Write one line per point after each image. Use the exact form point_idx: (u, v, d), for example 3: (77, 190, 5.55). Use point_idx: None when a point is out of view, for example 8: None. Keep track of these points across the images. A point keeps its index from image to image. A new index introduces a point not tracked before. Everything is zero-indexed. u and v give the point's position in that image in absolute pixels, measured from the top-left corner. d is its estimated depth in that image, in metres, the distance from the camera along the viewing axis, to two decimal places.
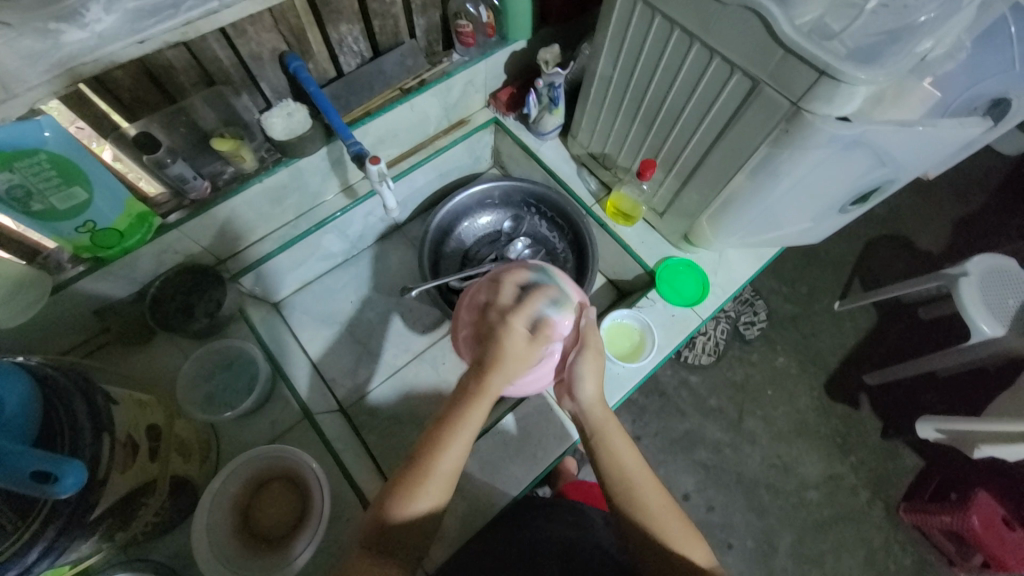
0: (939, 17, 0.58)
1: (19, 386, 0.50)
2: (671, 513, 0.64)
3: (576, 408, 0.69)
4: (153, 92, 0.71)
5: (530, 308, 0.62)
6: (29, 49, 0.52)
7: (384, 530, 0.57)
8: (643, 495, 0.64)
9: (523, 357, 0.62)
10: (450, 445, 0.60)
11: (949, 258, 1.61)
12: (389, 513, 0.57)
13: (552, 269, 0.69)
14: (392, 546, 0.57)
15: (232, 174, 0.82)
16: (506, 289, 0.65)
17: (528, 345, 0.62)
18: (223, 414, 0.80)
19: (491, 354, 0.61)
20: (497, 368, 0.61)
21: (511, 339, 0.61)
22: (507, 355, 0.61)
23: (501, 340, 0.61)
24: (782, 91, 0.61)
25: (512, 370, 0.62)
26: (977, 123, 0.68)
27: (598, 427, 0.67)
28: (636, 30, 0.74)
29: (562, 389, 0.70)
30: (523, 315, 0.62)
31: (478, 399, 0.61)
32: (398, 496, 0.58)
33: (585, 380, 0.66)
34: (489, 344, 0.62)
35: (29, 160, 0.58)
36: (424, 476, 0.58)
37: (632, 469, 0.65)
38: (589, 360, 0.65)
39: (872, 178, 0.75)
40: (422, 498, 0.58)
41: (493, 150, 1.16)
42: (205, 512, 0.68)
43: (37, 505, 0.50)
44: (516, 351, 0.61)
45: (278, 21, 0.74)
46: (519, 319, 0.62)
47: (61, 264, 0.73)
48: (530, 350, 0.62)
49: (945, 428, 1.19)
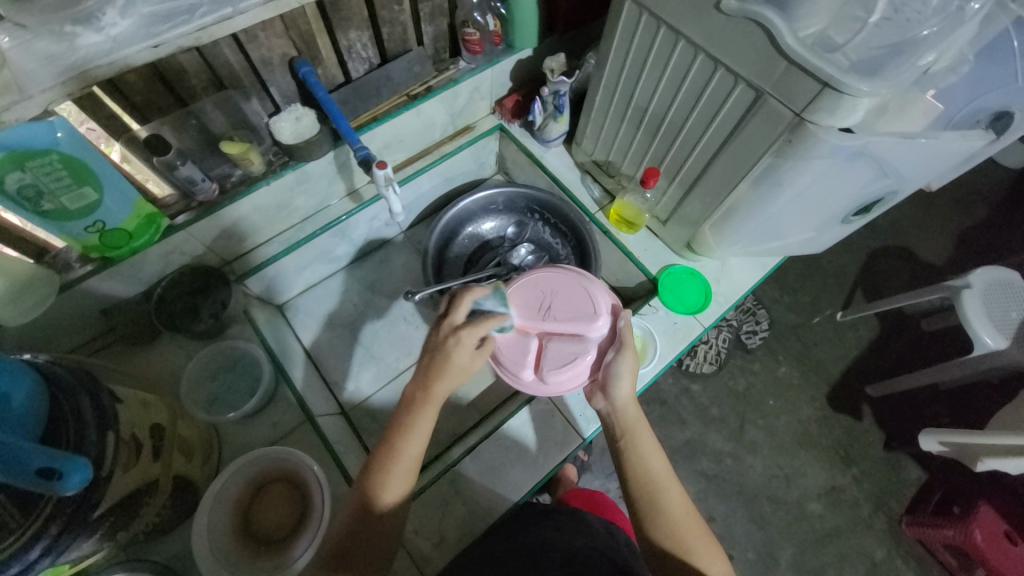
0: (942, 31, 0.59)
1: (27, 385, 0.50)
2: (692, 519, 0.64)
3: (608, 407, 0.71)
4: (164, 95, 0.72)
5: (482, 327, 0.65)
6: (44, 51, 0.53)
7: (363, 521, 0.59)
8: (665, 499, 0.64)
9: (468, 370, 0.65)
10: (412, 434, 0.62)
11: (951, 270, 1.61)
12: (365, 503, 0.59)
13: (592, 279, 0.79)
14: (371, 537, 0.59)
15: (239, 177, 0.82)
16: (459, 308, 0.67)
17: (473, 357, 0.65)
18: (226, 415, 0.80)
19: (438, 361, 0.64)
20: (442, 375, 0.63)
21: (458, 351, 0.64)
22: (454, 364, 0.63)
23: (450, 353, 0.63)
24: (785, 103, 0.61)
25: (456, 380, 0.64)
26: (979, 136, 0.68)
27: (630, 427, 0.69)
28: (641, 41, 0.75)
29: (593, 388, 0.73)
30: (473, 332, 0.65)
31: (425, 409, 0.63)
32: (375, 481, 0.60)
33: (623, 379, 0.69)
34: (436, 354, 0.65)
35: (41, 160, 0.59)
36: (391, 458, 0.61)
37: (657, 473, 0.66)
38: (628, 359, 0.70)
39: (875, 188, 0.75)
40: (390, 485, 0.60)
41: (498, 157, 1.17)
42: (206, 512, 0.68)
43: (40, 502, 0.50)
44: (462, 360, 0.64)
45: (288, 27, 0.76)
46: (469, 335, 0.65)
47: (68, 264, 0.73)
48: (474, 364, 0.65)
49: (948, 441, 1.18)
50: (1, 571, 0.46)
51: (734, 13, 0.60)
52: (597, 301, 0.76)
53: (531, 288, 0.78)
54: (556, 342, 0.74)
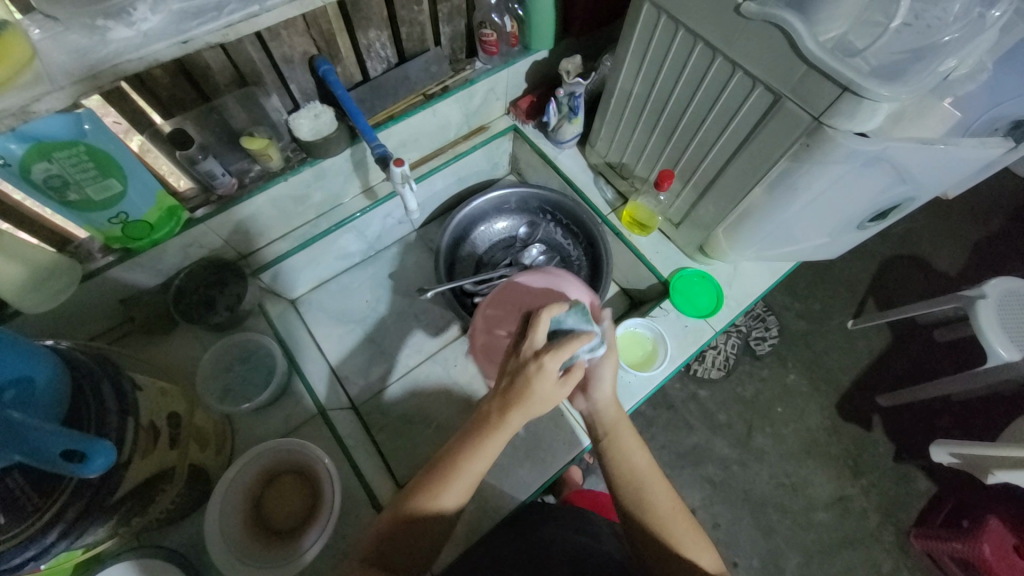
0: (963, 37, 0.59)
1: (51, 372, 0.51)
2: (681, 515, 0.64)
3: (590, 407, 0.71)
4: (187, 90, 0.73)
5: (567, 351, 0.57)
6: (77, 45, 0.54)
7: (406, 528, 0.57)
8: (653, 495, 0.64)
9: (549, 398, 0.58)
10: (477, 455, 0.59)
11: (966, 280, 1.59)
12: (406, 512, 0.58)
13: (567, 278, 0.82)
14: (413, 542, 0.57)
15: (258, 172, 0.84)
16: (539, 326, 0.59)
17: (555, 386, 0.58)
18: (239, 406, 0.81)
19: (517, 393, 0.58)
20: (522, 408, 0.58)
21: (537, 386, 0.57)
22: (534, 397, 0.57)
23: (532, 383, 0.57)
24: (804, 106, 0.61)
25: (537, 410, 0.59)
26: (999, 144, 0.67)
27: (610, 427, 0.69)
28: (659, 43, 0.75)
29: (577, 388, 0.72)
30: (559, 359, 0.57)
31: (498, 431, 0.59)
32: (422, 494, 0.59)
33: (603, 380, 0.69)
34: (519, 381, 0.58)
35: (68, 151, 0.60)
36: (452, 473, 0.59)
37: (641, 469, 0.66)
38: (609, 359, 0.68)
39: (892, 195, 0.75)
40: (447, 493, 0.59)
41: (510, 157, 1.18)
42: (220, 499, 0.69)
43: (60, 484, 0.51)
44: (545, 393, 0.57)
45: (310, 26, 0.77)
46: (553, 362, 0.57)
47: (91, 254, 0.75)
48: (556, 396, 0.59)
49: (959, 453, 1.17)
50: (19, 553, 0.48)
51: (753, 16, 0.60)
52: (570, 295, 0.78)
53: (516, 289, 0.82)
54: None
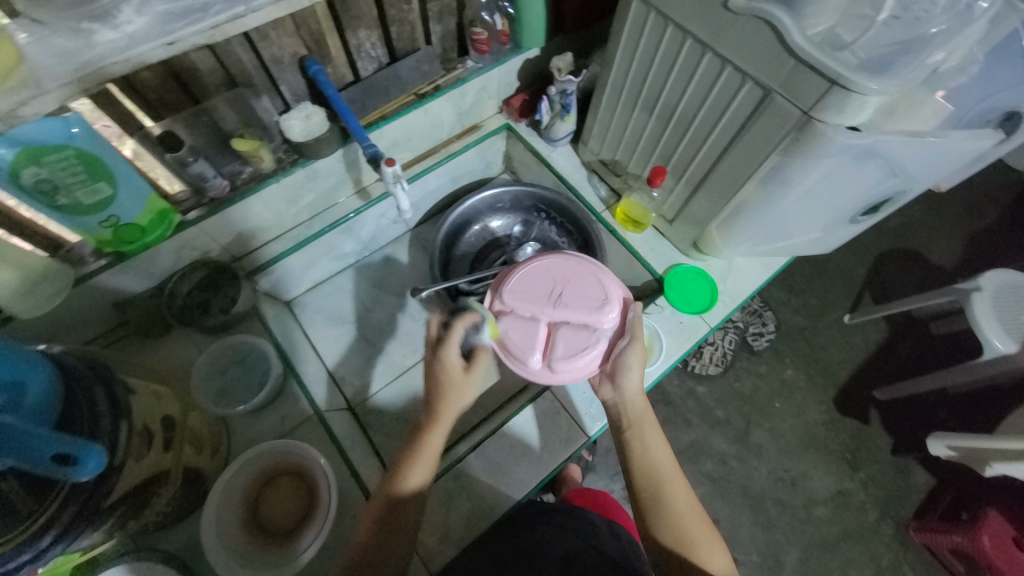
0: (952, 27, 0.59)
1: (43, 376, 0.51)
2: (696, 513, 0.65)
3: (615, 397, 0.71)
4: (177, 92, 0.73)
5: (455, 337, 0.68)
6: (62, 47, 0.54)
7: (390, 508, 0.63)
8: (671, 492, 0.65)
9: (463, 382, 0.68)
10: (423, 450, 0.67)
11: (962, 273, 1.60)
12: (391, 494, 0.64)
13: (602, 265, 0.75)
14: (396, 528, 0.62)
15: (250, 174, 0.83)
16: (433, 326, 0.72)
17: (463, 371, 0.68)
18: (235, 408, 0.81)
19: (433, 385, 0.68)
20: (441, 396, 0.68)
21: (443, 371, 0.68)
22: (446, 383, 0.68)
23: (440, 373, 0.68)
24: (793, 101, 0.61)
25: (454, 396, 0.68)
26: (989, 135, 0.68)
27: (636, 418, 0.70)
28: (649, 40, 0.75)
29: (601, 377, 0.72)
30: (450, 344, 0.68)
31: (436, 422, 0.68)
32: (395, 474, 0.65)
33: (630, 370, 0.68)
34: (432, 377, 0.69)
35: (57, 155, 0.60)
36: (415, 458, 0.66)
37: (660, 463, 0.67)
38: (638, 351, 0.68)
39: (884, 188, 0.75)
40: (413, 472, 0.65)
41: (504, 156, 1.18)
42: (215, 504, 0.69)
43: (53, 488, 0.51)
44: (451, 376, 0.68)
45: (299, 26, 0.77)
46: (449, 350, 0.68)
47: (83, 258, 0.75)
48: (467, 379, 0.68)
49: (956, 445, 1.17)
50: (13, 557, 0.47)
51: (742, 11, 0.60)
52: (608, 289, 0.72)
53: (544, 273, 0.74)
54: (566, 328, 0.69)
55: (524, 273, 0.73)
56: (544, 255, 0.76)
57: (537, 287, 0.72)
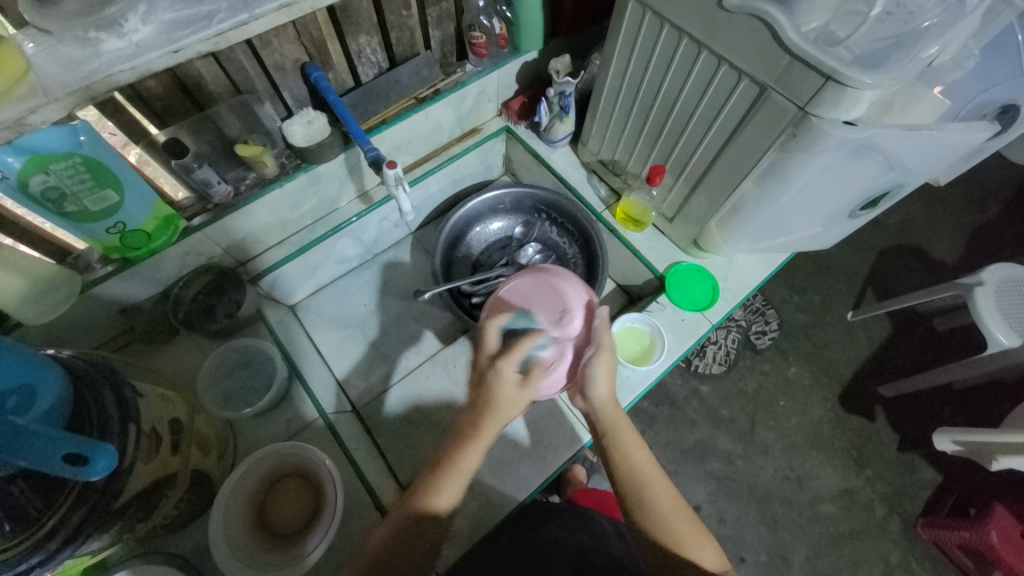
0: (945, 21, 0.60)
1: (52, 379, 0.52)
2: (682, 513, 0.64)
3: (588, 407, 0.69)
4: (182, 100, 0.74)
5: (518, 352, 0.60)
6: (69, 57, 0.55)
7: (417, 522, 0.61)
8: (654, 496, 0.65)
9: (515, 402, 0.60)
10: (462, 458, 0.62)
11: (964, 268, 1.59)
12: (416, 508, 0.61)
13: (558, 271, 0.72)
14: (417, 540, 0.60)
15: (253, 179, 0.85)
16: (488, 334, 0.64)
17: (518, 388, 0.60)
18: (240, 411, 0.81)
19: (484, 399, 0.60)
20: (492, 412, 0.60)
21: (499, 386, 0.59)
22: (500, 400, 0.60)
23: (492, 386, 0.59)
24: (789, 96, 0.62)
25: (506, 414, 0.60)
26: (985, 127, 0.68)
27: (610, 425, 0.68)
28: (646, 40, 0.76)
29: (573, 390, 0.70)
30: (510, 360, 0.60)
31: (475, 442, 0.61)
32: (422, 493, 0.61)
33: (598, 380, 0.67)
34: (482, 390, 0.61)
35: (65, 163, 0.61)
36: (445, 473, 0.61)
37: (642, 468, 0.66)
38: (604, 360, 0.65)
39: (882, 181, 0.75)
40: (442, 492, 0.61)
41: (504, 158, 1.19)
42: (222, 504, 0.69)
43: (64, 491, 0.52)
44: (506, 394, 0.60)
45: (300, 33, 0.78)
46: (508, 365, 0.60)
47: (90, 264, 0.76)
48: (522, 396, 0.60)
49: (962, 440, 1.17)
50: (22, 562, 0.48)
51: (736, 9, 0.61)
52: (566, 299, 0.69)
53: (504, 293, 0.72)
54: None
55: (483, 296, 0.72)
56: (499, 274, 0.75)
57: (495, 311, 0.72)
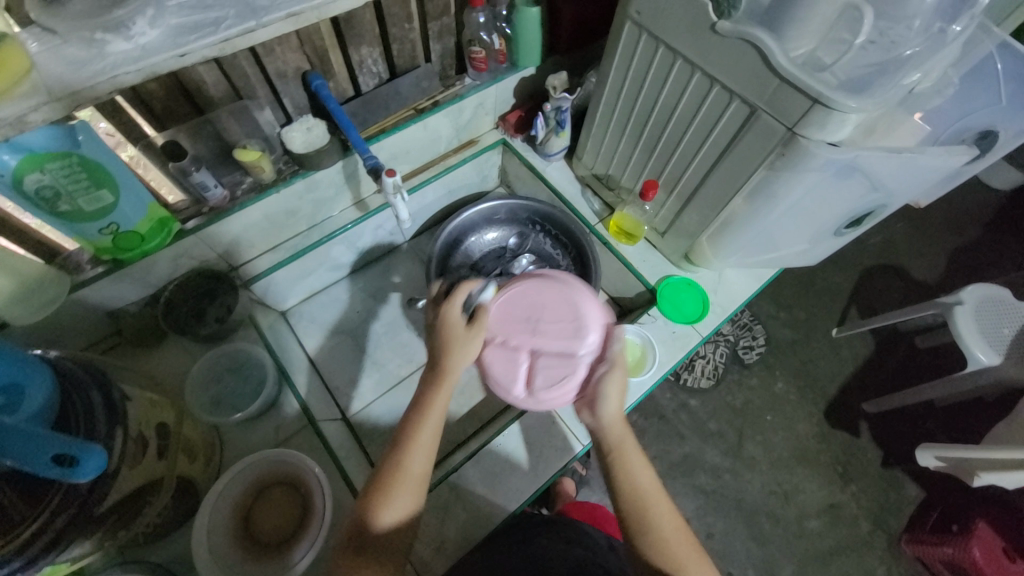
0: (924, 51, 0.63)
1: (41, 378, 0.51)
2: (683, 536, 0.63)
3: (595, 423, 0.71)
4: (182, 104, 0.74)
5: (463, 294, 0.69)
6: (73, 56, 0.55)
7: (363, 543, 0.57)
8: (656, 517, 0.63)
9: (468, 340, 0.67)
10: (413, 453, 0.61)
11: (944, 288, 1.64)
12: (369, 523, 0.57)
13: (579, 287, 0.76)
14: (377, 552, 0.57)
15: (250, 184, 0.85)
16: (435, 290, 0.73)
17: (466, 331, 0.67)
18: (228, 417, 0.80)
19: (440, 345, 0.66)
20: (449, 354, 0.65)
21: (449, 325, 0.67)
22: (453, 341, 0.66)
23: (445, 328, 0.67)
24: (778, 117, 0.64)
25: (462, 356, 0.66)
26: (963, 151, 0.71)
27: (617, 443, 0.68)
28: (641, 59, 0.79)
29: (581, 403, 0.72)
30: (458, 299, 0.69)
31: (429, 415, 0.63)
32: (374, 501, 0.58)
33: (608, 399, 0.69)
34: (435, 339, 0.67)
35: (61, 162, 0.61)
36: (399, 477, 0.60)
37: (644, 488, 0.65)
38: (617, 378, 0.69)
39: (865, 201, 0.78)
40: (394, 502, 0.59)
41: (500, 170, 1.21)
42: (208, 511, 0.68)
43: (48, 494, 0.51)
44: (456, 334, 0.66)
45: (303, 42, 0.79)
46: (455, 306, 0.68)
47: (80, 265, 0.75)
48: (471, 333, 0.67)
49: (945, 456, 1.19)
50: (2, 564, 0.46)
51: (728, 33, 0.63)
52: (585, 313, 0.74)
53: (523, 298, 0.76)
54: (544, 358, 0.73)
55: (510, 296, 0.76)
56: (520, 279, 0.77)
57: (512, 313, 0.74)
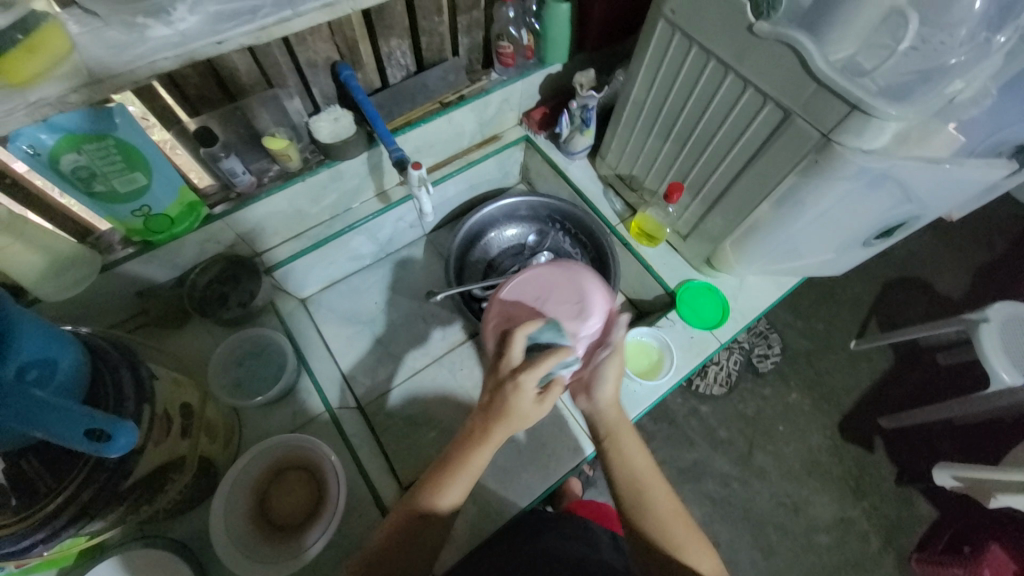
0: (970, 60, 0.61)
1: (72, 353, 0.53)
2: (682, 519, 0.64)
3: (590, 407, 0.69)
4: (215, 91, 0.76)
5: (544, 369, 0.56)
6: (114, 40, 0.56)
7: (417, 526, 0.60)
8: (652, 501, 0.65)
9: (531, 414, 0.59)
10: (464, 469, 0.61)
11: (970, 304, 1.60)
12: (419, 507, 0.60)
13: (582, 269, 0.69)
14: (418, 542, 0.60)
15: (277, 172, 0.86)
16: (512, 343, 0.58)
17: (535, 404, 0.59)
18: (248, 401, 0.81)
19: (500, 410, 0.58)
20: (505, 422, 0.59)
21: (519, 399, 0.57)
22: (516, 413, 0.58)
23: (512, 400, 0.57)
24: (813, 123, 0.63)
25: (519, 425, 0.60)
26: (1003, 165, 0.69)
27: (611, 429, 0.69)
28: (673, 58, 0.77)
29: (577, 387, 0.70)
30: (535, 376, 0.56)
31: (488, 442, 0.60)
32: (429, 489, 0.61)
33: (607, 381, 0.66)
34: (497, 398, 0.59)
35: (97, 143, 0.62)
36: (454, 473, 0.61)
37: (641, 472, 0.66)
38: (615, 363, 0.66)
39: (897, 212, 0.76)
40: (451, 489, 0.61)
41: (521, 167, 1.20)
42: (225, 492, 0.70)
43: (76, 467, 0.52)
44: (524, 409, 0.58)
45: (334, 32, 0.79)
46: (531, 381, 0.56)
47: (111, 245, 0.77)
48: (538, 409, 0.59)
49: (962, 476, 1.16)
50: (29, 536, 0.49)
51: (766, 35, 0.62)
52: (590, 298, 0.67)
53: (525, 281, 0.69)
54: None
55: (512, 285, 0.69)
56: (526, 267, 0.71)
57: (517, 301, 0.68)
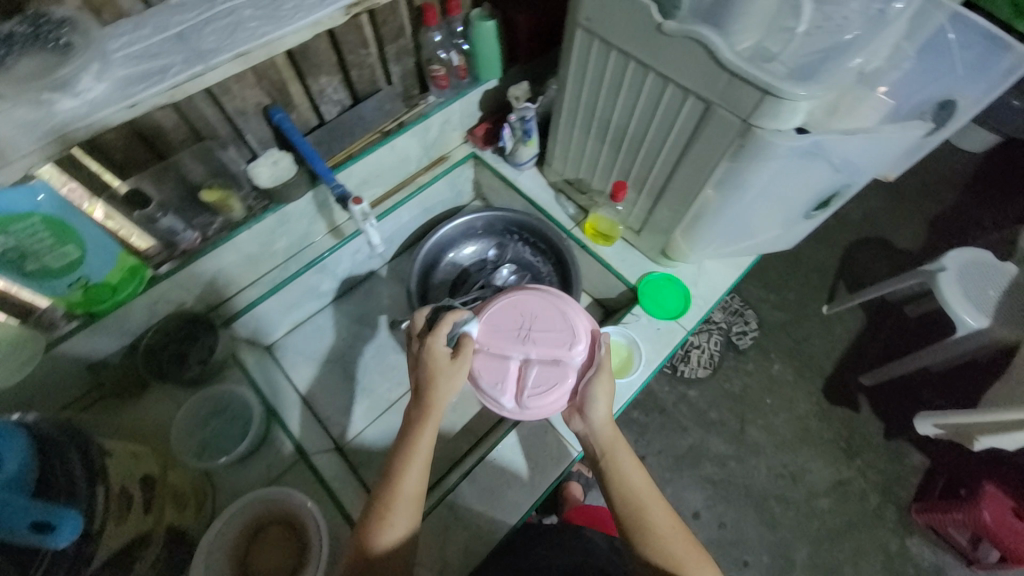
0: (866, 33, 0.64)
1: (18, 442, 0.50)
2: (681, 534, 0.64)
3: (586, 429, 0.73)
4: (142, 151, 0.74)
5: (442, 327, 0.69)
6: (23, 118, 0.56)
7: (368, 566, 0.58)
8: (652, 516, 0.65)
9: (450, 374, 0.67)
10: (406, 471, 0.63)
11: (927, 254, 1.66)
12: (368, 547, 0.59)
13: (567, 300, 0.78)
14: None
15: (220, 224, 0.84)
16: (416, 320, 0.73)
17: (449, 360, 0.67)
18: (216, 461, 0.79)
19: (422, 377, 0.67)
20: (431, 390, 0.66)
21: (433, 359, 0.67)
22: (436, 375, 0.66)
23: (426, 360, 0.67)
24: (732, 110, 0.65)
25: (444, 393, 0.66)
26: (920, 125, 0.72)
27: (608, 445, 0.70)
28: (596, 63, 0.79)
29: (571, 410, 0.75)
30: (438, 334, 0.68)
31: (423, 425, 0.66)
32: (375, 523, 0.61)
33: (598, 402, 0.71)
34: (419, 369, 0.68)
35: (23, 223, 0.61)
36: (393, 487, 0.62)
37: (637, 486, 0.67)
38: (603, 381, 0.71)
39: (833, 182, 0.78)
40: (394, 522, 0.61)
41: (474, 183, 1.21)
42: (200, 563, 0.66)
43: (36, 558, 0.48)
44: (439, 369, 0.67)
45: (260, 78, 0.79)
46: (437, 338, 0.68)
47: (54, 321, 0.73)
48: (455, 366, 0.67)
49: (943, 423, 1.19)
50: None
51: (675, 33, 0.64)
52: (575, 324, 0.76)
53: (510, 311, 0.78)
54: (535, 365, 0.74)
55: (498, 308, 0.78)
56: (510, 292, 0.80)
57: (505, 324, 0.76)
